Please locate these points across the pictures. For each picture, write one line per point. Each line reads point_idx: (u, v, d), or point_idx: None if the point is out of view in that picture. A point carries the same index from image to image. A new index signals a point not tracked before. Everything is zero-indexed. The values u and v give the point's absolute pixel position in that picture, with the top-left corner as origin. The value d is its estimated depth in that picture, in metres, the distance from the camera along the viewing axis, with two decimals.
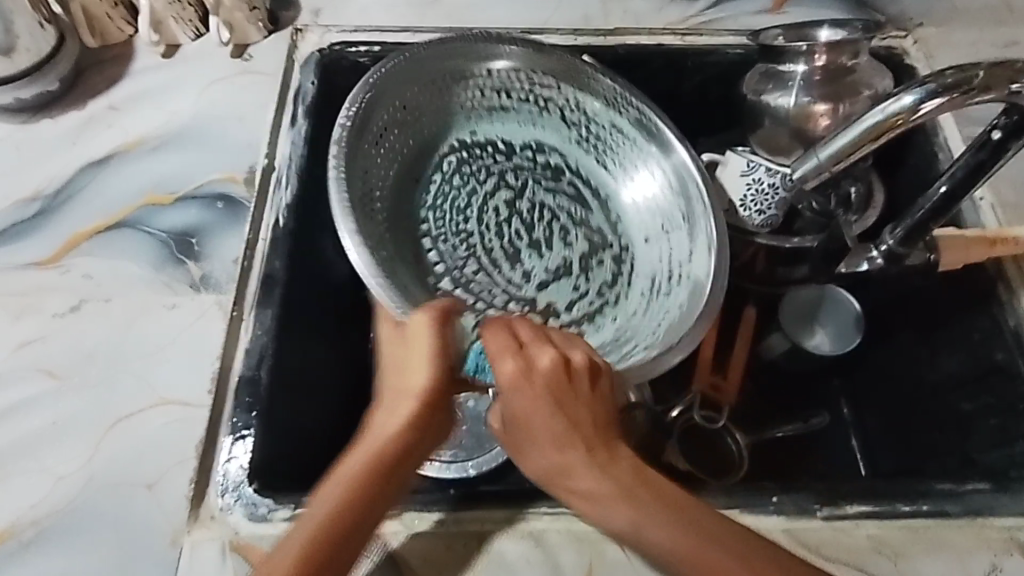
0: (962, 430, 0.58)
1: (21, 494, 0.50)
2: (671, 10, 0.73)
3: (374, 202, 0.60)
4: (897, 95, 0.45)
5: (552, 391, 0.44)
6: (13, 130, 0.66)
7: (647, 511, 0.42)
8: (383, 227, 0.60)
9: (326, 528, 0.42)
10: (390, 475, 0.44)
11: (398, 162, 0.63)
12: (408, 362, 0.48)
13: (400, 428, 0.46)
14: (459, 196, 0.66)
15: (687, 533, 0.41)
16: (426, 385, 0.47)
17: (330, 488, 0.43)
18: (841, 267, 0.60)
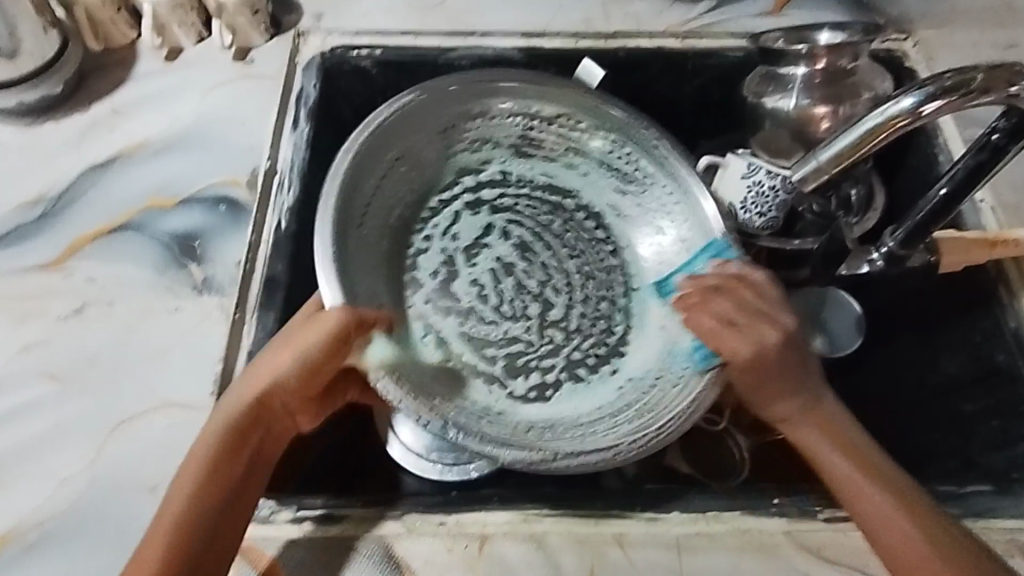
0: (964, 433, 0.58)
1: (24, 496, 0.50)
2: (671, 12, 0.73)
3: (365, 212, 0.57)
4: (895, 99, 0.45)
5: (777, 361, 0.50)
6: (16, 134, 0.66)
7: (830, 447, 0.48)
8: (373, 238, 0.58)
9: (183, 515, 0.44)
10: (211, 471, 0.46)
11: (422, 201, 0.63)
12: (285, 346, 0.49)
13: (220, 417, 0.48)
14: (468, 220, 0.65)
15: (881, 501, 0.45)
16: (277, 371, 0.49)
17: (186, 482, 0.45)
18: (842, 268, 0.61)
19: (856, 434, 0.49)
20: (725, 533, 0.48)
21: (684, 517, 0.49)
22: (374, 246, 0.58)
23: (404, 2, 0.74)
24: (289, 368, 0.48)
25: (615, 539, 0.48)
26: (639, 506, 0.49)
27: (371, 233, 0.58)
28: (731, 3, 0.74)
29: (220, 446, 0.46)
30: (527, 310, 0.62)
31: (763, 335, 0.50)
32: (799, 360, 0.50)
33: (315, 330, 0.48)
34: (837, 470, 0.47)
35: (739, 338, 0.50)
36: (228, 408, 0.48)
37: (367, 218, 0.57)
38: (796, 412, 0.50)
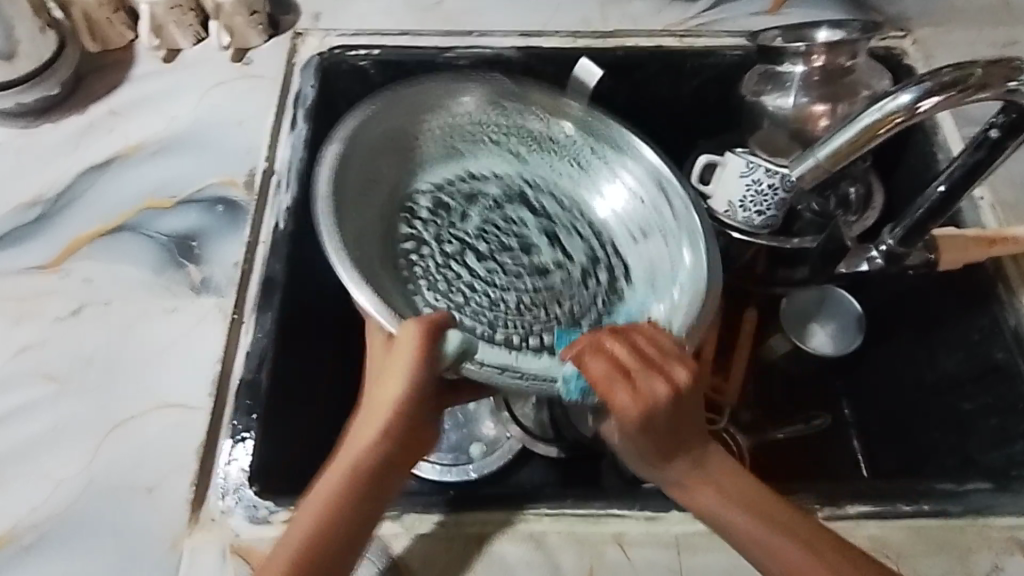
0: (963, 431, 0.58)
1: (21, 498, 0.50)
2: (669, 12, 0.73)
3: (361, 162, 0.58)
4: (893, 96, 0.45)
5: (656, 414, 0.42)
6: (13, 136, 0.66)
7: (732, 512, 0.44)
8: (359, 181, 0.58)
9: (310, 541, 0.42)
10: (366, 502, 0.44)
11: (420, 157, 0.64)
12: (384, 373, 0.46)
13: (371, 441, 0.45)
14: (464, 187, 0.65)
15: (801, 524, 0.43)
16: (400, 399, 0.45)
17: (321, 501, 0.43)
18: (840, 267, 0.60)
19: (728, 473, 0.45)
20: None
21: (683, 517, 0.48)
22: (361, 192, 0.58)
23: (402, 2, 0.74)
24: (400, 395, 0.45)
25: (615, 538, 0.48)
26: (639, 506, 0.49)
27: (362, 177, 0.58)
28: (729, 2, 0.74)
29: (347, 492, 0.43)
30: (495, 287, 0.62)
31: (655, 389, 0.42)
32: (672, 419, 0.43)
33: (408, 345, 0.45)
34: (723, 516, 0.44)
35: (649, 387, 0.42)
36: (349, 448, 0.45)
37: (357, 181, 0.57)
38: (679, 476, 0.45)
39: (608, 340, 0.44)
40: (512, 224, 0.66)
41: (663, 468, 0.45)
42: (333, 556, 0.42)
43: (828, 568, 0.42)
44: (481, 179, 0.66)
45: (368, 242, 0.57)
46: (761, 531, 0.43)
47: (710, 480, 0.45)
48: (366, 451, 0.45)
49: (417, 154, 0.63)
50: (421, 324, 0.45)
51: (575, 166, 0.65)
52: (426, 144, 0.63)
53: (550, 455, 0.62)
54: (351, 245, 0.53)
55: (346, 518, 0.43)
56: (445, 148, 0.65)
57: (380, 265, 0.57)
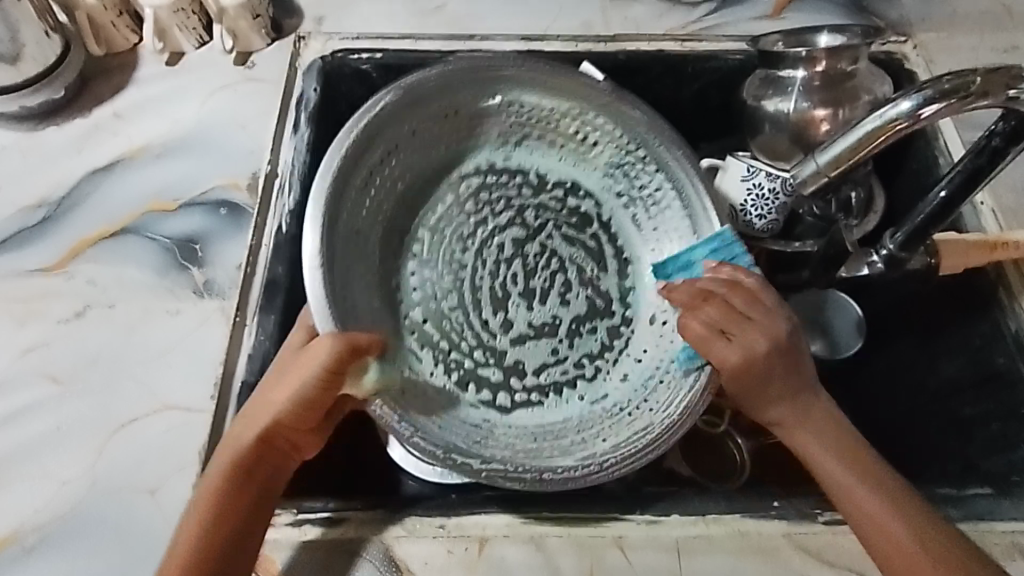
0: (964, 436, 0.58)
1: (24, 499, 0.50)
2: (671, 16, 0.74)
3: (368, 167, 0.54)
4: (894, 103, 0.45)
5: (758, 371, 0.48)
6: (17, 139, 0.66)
7: (828, 454, 0.47)
8: (368, 180, 0.54)
9: (188, 549, 0.43)
10: (220, 517, 0.44)
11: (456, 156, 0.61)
12: (280, 380, 0.47)
13: (249, 443, 0.46)
14: (498, 184, 0.62)
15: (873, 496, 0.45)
16: (292, 404, 0.46)
17: (204, 505, 0.45)
18: (840, 271, 0.61)
19: (834, 425, 0.48)
20: (724, 536, 0.48)
21: (682, 519, 0.49)
22: (373, 197, 0.55)
23: (405, 6, 0.74)
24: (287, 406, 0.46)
25: (615, 542, 0.48)
26: (639, 509, 0.49)
27: (375, 172, 0.55)
28: (730, 6, 0.74)
29: (214, 500, 0.44)
30: (508, 310, 0.60)
31: (750, 340, 0.48)
32: (785, 369, 0.48)
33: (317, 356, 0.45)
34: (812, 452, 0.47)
35: (713, 348, 0.49)
36: (242, 462, 0.46)
37: (371, 170, 0.54)
38: (785, 418, 0.48)
39: (703, 299, 0.51)
40: (542, 233, 0.63)
41: (762, 415, 0.49)
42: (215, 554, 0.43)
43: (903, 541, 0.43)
44: (522, 177, 0.63)
45: (367, 242, 0.55)
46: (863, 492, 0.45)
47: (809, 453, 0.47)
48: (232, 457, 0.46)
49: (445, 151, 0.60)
50: (334, 344, 0.45)
51: (616, 182, 0.61)
52: (463, 139, 0.61)
53: None
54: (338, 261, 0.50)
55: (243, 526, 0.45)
56: (485, 147, 0.62)
57: (377, 265, 0.56)
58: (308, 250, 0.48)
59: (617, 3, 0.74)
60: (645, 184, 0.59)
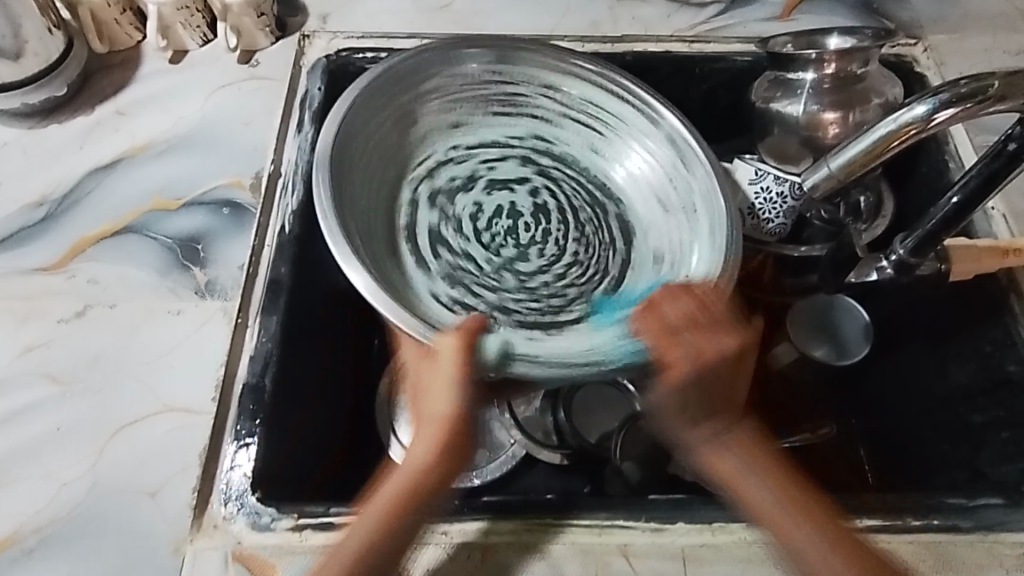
0: (973, 444, 0.57)
1: (24, 499, 0.49)
2: (679, 16, 0.73)
3: (410, 78, 0.60)
4: (912, 106, 0.44)
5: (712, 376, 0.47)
6: (20, 136, 0.66)
7: (762, 484, 0.47)
8: (394, 86, 0.60)
9: (361, 558, 0.44)
10: (416, 508, 0.45)
11: (499, 94, 0.64)
12: (433, 389, 0.48)
13: (431, 457, 0.46)
14: (541, 131, 0.65)
15: (816, 542, 0.45)
16: (456, 408, 0.47)
17: (372, 513, 0.45)
18: (850, 277, 0.60)
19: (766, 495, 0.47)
20: (731, 544, 0.48)
21: (689, 527, 0.48)
22: (418, 106, 0.61)
23: (410, 5, 0.73)
24: (447, 409, 0.47)
25: (620, 549, 0.48)
26: (644, 517, 0.48)
27: (455, 82, 0.62)
28: (740, 7, 0.74)
29: (407, 497, 0.45)
30: (504, 234, 0.62)
31: (705, 343, 0.48)
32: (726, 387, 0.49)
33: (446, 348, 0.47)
34: (767, 505, 0.47)
35: (686, 346, 0.48)
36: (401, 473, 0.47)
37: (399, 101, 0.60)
38: (702, 441, 0.48)
39: (682, 294, 0.52)
40: (558, 181, 0.64)
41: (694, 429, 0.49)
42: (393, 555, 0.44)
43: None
44: (559, 135, 0.65)
45: (381, 146, 0.59)
46: (799, 534, 0.45)
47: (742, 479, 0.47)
48: (416, 464, 0.46)
49: (497, 73, 0.63)
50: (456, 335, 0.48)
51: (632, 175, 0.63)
52: (521, 69, 0.63)
53: (553, 461, 0.62)
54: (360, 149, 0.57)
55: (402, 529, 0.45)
56: (539, 82, 0.63)
57: (396, 156, 0.61)
58: (327, 126, 0.55)
59: (625, 3, 0.74)
60: (642, 126, 0.62)
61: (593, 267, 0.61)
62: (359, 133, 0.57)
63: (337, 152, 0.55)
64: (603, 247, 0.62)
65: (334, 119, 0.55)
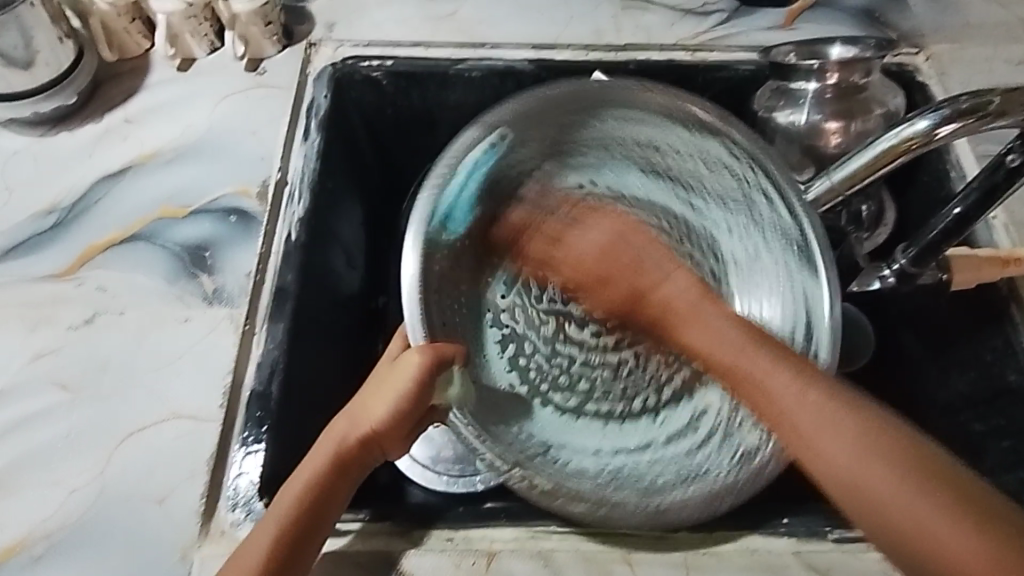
0: (975, 452, 0.57)
1: (34, 505, 0.50)
2: (683, 25, 0.73)
3: (573, 109, 0.58)
4: (911, 121, 0.44)
5: (626, 249, 0.55)
6: (30, 143, 0.67)
7: (757, 363, 0.45)
8: (587, 101, 0.58)
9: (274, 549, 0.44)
10: (327, 498, 0.46)
11: (684, 162, 0.59)
12: (379, 392, 0.49)
13: (354, 440, 0.48)
14: (700, 203, 0.60)
15: (816, 407, 0.41)
16: (385, 417, 0.49)
17: (287, 497, 0.45)
18: (852, 286, 0.60)
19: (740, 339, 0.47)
20: (732, 553, 0.48)
21: (693, 535, 0.49)
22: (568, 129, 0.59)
23: (416, 13, 0.74)
24: (383, 416, 0.49)
25: (623, 557, 0.48)
26: (646, 524, 0.49)
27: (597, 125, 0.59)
28: (743, 16, 0.74)
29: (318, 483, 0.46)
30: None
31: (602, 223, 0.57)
32: (644, 245, 0.55)
33: (410, 362, 0.49)
34: (714, 349, 0.48)
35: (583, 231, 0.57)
36: (312, 462, 0.47)
37: (536, 131, 0.58)
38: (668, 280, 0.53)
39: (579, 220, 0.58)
40: (697, 253, 0.59)
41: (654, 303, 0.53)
42: (301, 543, 0.44)
43: (758, 381, 0.44)
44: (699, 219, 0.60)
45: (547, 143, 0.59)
46: (754, 361, 0.45)
47: (699, 313, 0.50)
48: (330, 457, 0.48)
49: (697, 142, 0.58)
50: (424, 353, 0.49)
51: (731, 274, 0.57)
52: (714, 144, 0.57)
53: None
54: (522, 147, 0.58)
55: (317, 522, 0.45)
56: (724, 163, 0.57)
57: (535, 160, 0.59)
58: (497, 113, 0.56)
59: (629, 11, 0.74)
60: (795, 276, 0.54)
61: (644, 397, 0.59)
62: (530, 134, 0.58)
63: (491, 147, 0.56)
64: (663, 384, 0.60)
65: (503, 114, 0.56)
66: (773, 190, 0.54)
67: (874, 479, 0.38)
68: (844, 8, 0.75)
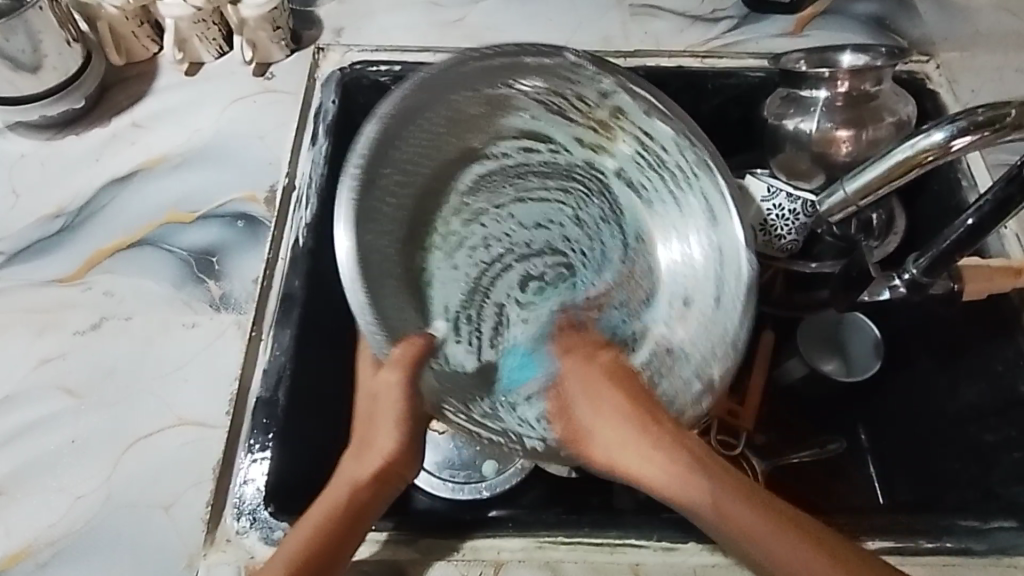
0: (985, 464, 0.57)
1: (38, 512, 0.50)
2: (691, 32, 0.73)
3: (479, 80, 0.56)
4: (927, 132, 0.44)
5: (653, 430, 0.49)
6: (37, 148, 0.66)
7: (748, 514, 0.42)
8: (508, 71, 0.56)
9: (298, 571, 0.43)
10: (350, 524, 0.45)
11: (592, 114, 0.60)
12: (377, 422, 0.50)
13: (367, 473, 0.48)
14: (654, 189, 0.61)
15: (780, 548, 0.41)
16: (392, 449, 0.49)
17: (307, 524, 0.45)
18: (863, 296, 0.59)
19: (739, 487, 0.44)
20: (741, 565, 0.47)
21: (700, 547, 0.48)
22: (460, 100, 0.57)
23: (423, 19, 0.74)
24: (390, 447, 0.49)
25: (631, 568, 0.48)
26: (655, 535, 0.48)
27: (452, 96, 0.56)
28: (752, 23, 0.74)
29: (342, 509, 0.46)
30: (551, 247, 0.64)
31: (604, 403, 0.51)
32: (675, 462, 0.46)
33: (393, 375, 0.50)
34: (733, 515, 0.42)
35: (582, 410, 0.52)
36: (331, 493, 0.47)
37: (410, 115, 0.54)
38: (590, 416, 0.51)
39: (584, 360, 0.56)
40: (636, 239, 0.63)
41: (609, 422, 0.50)
42: (338, 552, 0.44)
43: (742, 535, 0.42)
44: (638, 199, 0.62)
45: (463, 111, 0.58)
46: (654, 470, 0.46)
47: (683, 477, 0.45)
48: (352, 489, 0.47)
49: (604, 93, 0.57)
50: (403, 367, 0.51)
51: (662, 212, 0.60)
52: (647, 122, 0.57)
53: (562, 475, 0.62)
54: (426, 128, 0.57)
55: (351, 537, 0.45)
56: (645, 129, 0.58)
57: (471, 141, 0.61)
58: (385, 107, 0.53)
59: (637, 18, 0.74)
60: (715, 221, 0.55)
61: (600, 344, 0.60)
62: (433, 107, 0.56)
63: (387, 142, 0.54)
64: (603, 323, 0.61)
65: (394, 104, 0.53)
66: (687, 132, 0.55)
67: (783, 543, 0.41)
68: (854, 15, 0.74)
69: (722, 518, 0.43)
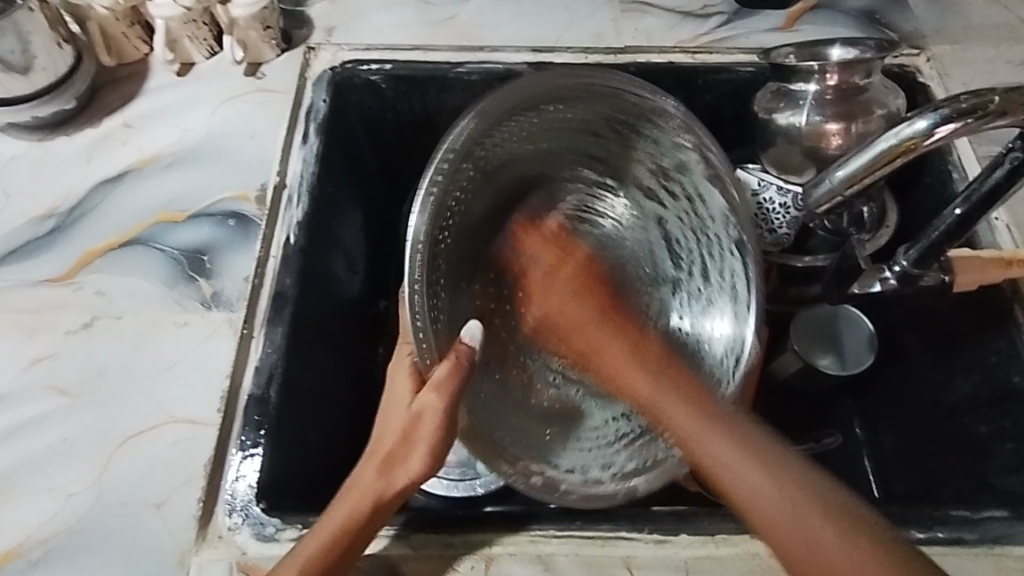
0: (978, 455, 0.57)
1: (30, 511, 0.50)
2: (682, 28, 0.73)
3: (563, 102, 0.53)
4: (910, 120, 0.44)
5: (678, 381, 0.53)
6: (28, 149, 0.67)
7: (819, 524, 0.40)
8: (607, 107, 0.54)
9: None
10: (353, 538, 0.45)
11: (659, 162, 0.58)
12: (405, 441, 0.48)
13: (380, 484, 0.47)
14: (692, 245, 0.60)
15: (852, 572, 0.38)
16: (417, 470, 0.48)
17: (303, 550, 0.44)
18: (854, 288, 0.58)
19: (794, 478, 0.42)
20: (734, 557, 0.47)
21: (691, 540, 0.48)
22: (544, 117, 0.54)
23: (414, 17, 0.74)
24: (416, 466, 0.48)
25: (623, 562, 0.47)
26: (647, 528, 0.48)
27: (535, 123, 0.54)
28: (742, 18, 0.74)
29: (347, 520, 0.45)
30: None
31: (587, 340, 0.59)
32: (711, 427, 0.48)
33: (432, 400, 0.47)
34: (773, 518, 0.41)
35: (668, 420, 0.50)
36: (356, 495, 0.46)
37: (494, 135, 0.52)
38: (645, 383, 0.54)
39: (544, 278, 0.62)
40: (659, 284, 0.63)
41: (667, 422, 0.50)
42: (350, 553, 0.44)
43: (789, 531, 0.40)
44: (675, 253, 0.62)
45: (555, 124, 0.55)
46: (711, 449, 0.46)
47: (730, 467, 0.44)
48: (356, 505, 0.46)
49: (677, 147, 0.56)
50: (441, 394, 0.47)
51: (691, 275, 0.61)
52: (702, 184, 0.57)
53: None
54: (511, 137, 0.53)
55: (364, 539, 0.45)
56: (702, 193, 0.57)
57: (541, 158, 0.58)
58: (488, 102, 0.49)
59: (628, 15, 0.74)
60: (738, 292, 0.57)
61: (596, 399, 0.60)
62: (527, 113, 0.52)
63: (476, 138, 0.49)
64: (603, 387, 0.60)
65: (483, 113, 0.49)
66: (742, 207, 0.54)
67: (809, 521, 0.40)
68: (844, 10, 0.74)
69: (750, 494, 0.43)
